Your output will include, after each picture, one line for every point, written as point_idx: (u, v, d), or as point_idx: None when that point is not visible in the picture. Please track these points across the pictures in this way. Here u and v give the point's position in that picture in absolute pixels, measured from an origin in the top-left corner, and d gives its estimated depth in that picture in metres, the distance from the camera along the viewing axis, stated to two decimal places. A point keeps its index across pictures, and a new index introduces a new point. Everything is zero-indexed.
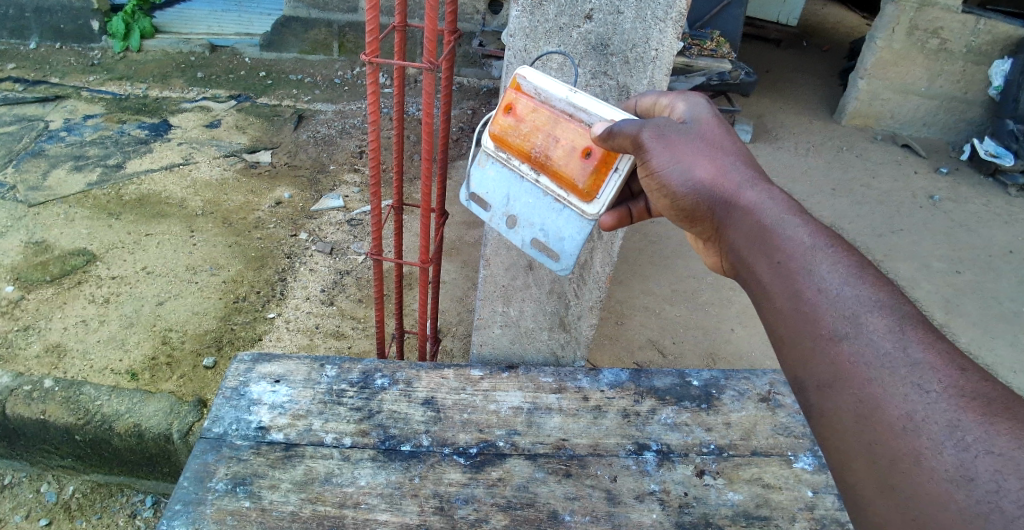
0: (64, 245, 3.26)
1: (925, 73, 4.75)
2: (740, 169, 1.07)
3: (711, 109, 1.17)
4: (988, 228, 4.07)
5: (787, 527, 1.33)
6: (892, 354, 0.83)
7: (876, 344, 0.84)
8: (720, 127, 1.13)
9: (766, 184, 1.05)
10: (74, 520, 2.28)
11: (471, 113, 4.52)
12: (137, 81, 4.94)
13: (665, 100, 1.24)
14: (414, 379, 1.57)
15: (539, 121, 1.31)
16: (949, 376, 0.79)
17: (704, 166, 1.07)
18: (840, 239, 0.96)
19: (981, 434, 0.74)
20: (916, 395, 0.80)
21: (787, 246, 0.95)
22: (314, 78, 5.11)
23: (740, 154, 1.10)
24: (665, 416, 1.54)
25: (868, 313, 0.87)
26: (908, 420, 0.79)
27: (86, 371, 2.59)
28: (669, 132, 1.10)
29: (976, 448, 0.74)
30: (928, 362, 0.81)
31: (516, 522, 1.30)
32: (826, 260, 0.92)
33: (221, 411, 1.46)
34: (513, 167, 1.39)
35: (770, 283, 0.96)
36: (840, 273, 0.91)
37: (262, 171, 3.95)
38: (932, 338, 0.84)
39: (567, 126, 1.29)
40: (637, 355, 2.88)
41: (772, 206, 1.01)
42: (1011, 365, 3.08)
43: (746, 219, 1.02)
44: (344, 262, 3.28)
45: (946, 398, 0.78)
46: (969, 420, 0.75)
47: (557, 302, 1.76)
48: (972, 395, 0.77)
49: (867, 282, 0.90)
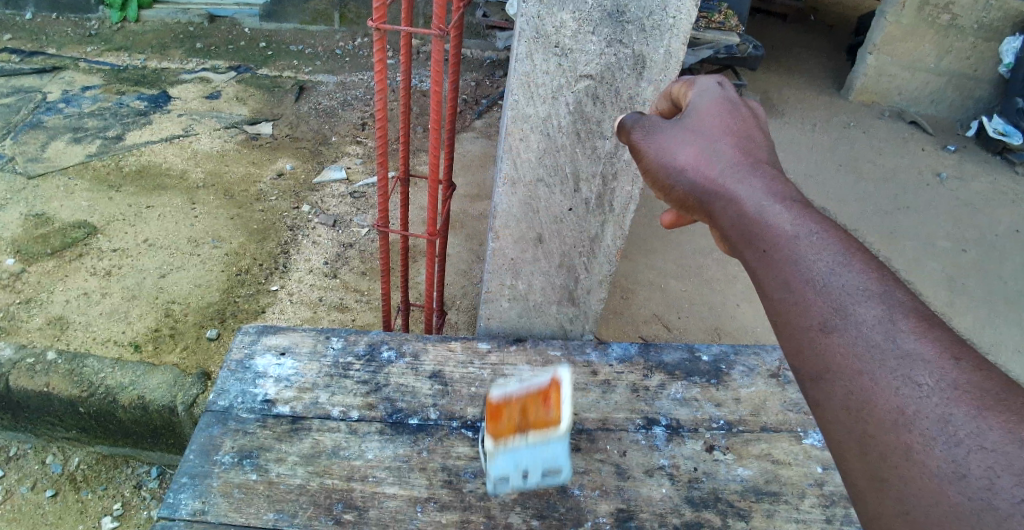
0: (64, 217, 3.22)
1: (933, 49, 4.65)
2: (729, 151, 0.95)
3: (722, 94, 1.05)
4: (995, 207, 4.02)
5: (797, 503, 1.31)
6: (881, 346, 0.72)
7: (866, 335, 0.73)
8: (720, 110, 1.02)
9: (756, 168, 0.92)
10: (79, 491, 2.29)
11: (474, 85, 4.46)
12: (136, 52, 4.85)
13: (679, 83, 1.14)
14: (421, 353, 1.55)
15: (512, 410, 1.20)
16: (943, 368, 0.68)
17: (689, 150, 0.97)
18: (832, 225, 0.83)
19: (973, 428, 0.63)
20: (906, 389, 0.69)
21: (771, 234, 0.83)
22: (315, 49, 5.02)
23: (736, 137, 0.97)
24: (674, 392, 1.52)
25: (857, 303, 0.75)
26: (899, 415, 0.68)
27: (89, 343, 2.58)
28: (655, 125, 1.03)
29: (968, 444, 0.63)
30: (919, 353, 0.70)
31: (525, 496, 1.29)
32: (812, 250, 0.80)
33: (227, 384, 1.45)
34: (507, 447, 1.23)
35: (759, 276, 0.84)
36: (828, 260, 0.79)
37: (263, 143, 3.90)
38: (925, 326, 0.72)
39: (529, 391, 1.19)
40: (642, 330, 2.87)
41: (759, 191, 0.88)
42: (1014, 344, 3.06)
43: (728, 206, 0.90)
44: (347, 234, 3.25)
45: (939, 391, 0.66)
46: (961, 414, 0.64)
47: (566, 275, 1.74)
48: (965, 389, 0.65)
49: (857, 269, 0.78)
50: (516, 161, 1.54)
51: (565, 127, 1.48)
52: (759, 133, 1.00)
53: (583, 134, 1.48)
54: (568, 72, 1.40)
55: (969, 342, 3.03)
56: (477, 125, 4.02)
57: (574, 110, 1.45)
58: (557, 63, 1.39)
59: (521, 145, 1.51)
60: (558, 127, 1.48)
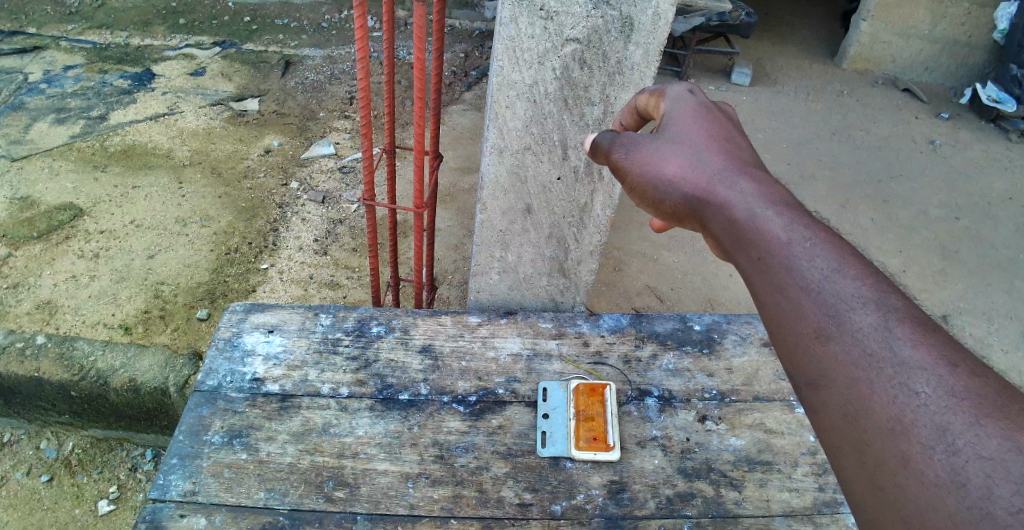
0: (50, 200, 3.17)
1: (928, 15, 4.57)
2: (714, 158, 0.94)
3: (693, 102, 1.05)
4: (989, 174, 4.00)
5: (789, 471, 1.31)
6: (878, 354, 0.70)
7: (862, 342, 0.71)
8: (697, 117, 1.01)
9: (742, 174, 0.91)
10: (76, 475, 2.29)
11: (463, 56, 4.38)
12: (118, 29, 4.72)
13: (647, 95, 1.12)
14: (410, 327, 1.53)
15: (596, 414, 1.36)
16: (941, 375, 0.66)
17: (674, 161, 0.95)
18: (823, 229, 0.82)
19: (972, 437, 0.61)
20: (903, 396, 0.66)
21: (764, 242, 0.82)
22: (300, 23, 4.91)
23: (716, 142, 0.97)
24: (666, 362, 1.50)
25: (853, 311, 0.73)
26: (896, 423, 0.66)
27: (79, 326, 2.56)
28: (638, 135, 1.01)
29: (966, 453, 0.60)
30: (916, 361, 0.67)
31: (517, 469, 1.28)
32: (804, 255, 0.79)
33: (215, 364, 1.43)
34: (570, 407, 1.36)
35: (755, 285, 0.82)
36: (822, 265, 0.77)
37: (249, 120, 3.83)
38: (922, 332, 0.70)
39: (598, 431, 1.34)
40: (635, 301, 2.86)
41: (748, 196, 0.87)
42: (1006, 311, 3.07)
43: (721, 215, 0.88)
44: (337, 211, 3.22)
45: (937, 399, 0.64)
46: (960, 422, 0.62)
47: (556, 247, 1.72)
48: (964, 395, 0.63)
49: (851, 274, 0.76)
50: (503, 130, 1.50)
51: (551, 93, 1.44)
52: (737, 137, 1.01)
53: (571, 100, 1.45)
54: (553, 36, 1.35)
55: (960, 310, 3.04)
56: (466, 97, 3.96)
57: (560, 75, 1.41)
58: (542, 27, 1.34)
59: (507, 113, 1.47)
60: (545, 94, 1.44)
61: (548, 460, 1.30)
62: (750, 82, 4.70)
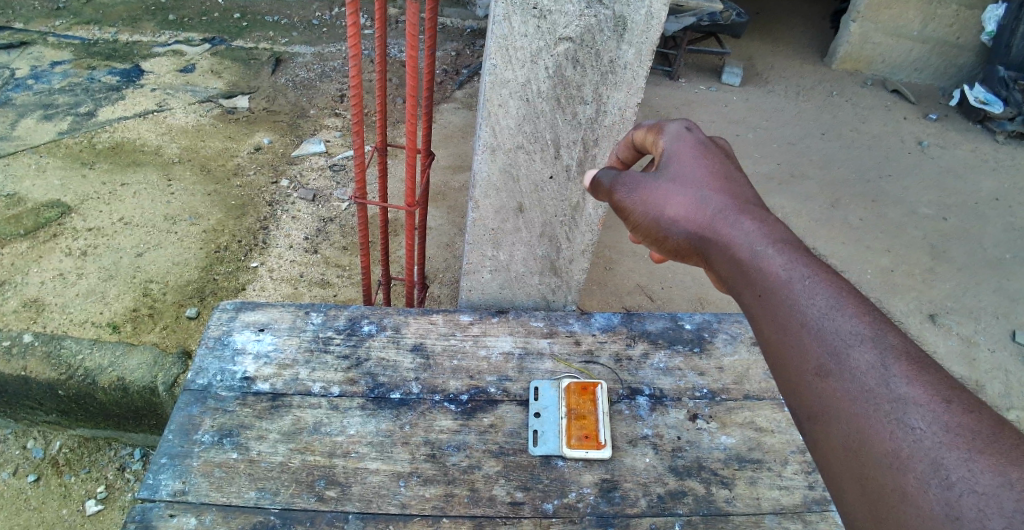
0: (37, 196, 3.14)
1: (917, 16, 4.61)
2: (715, 198, 0.99)
3: (692, 140, 1.07)
4: (977, 175, 4.04)
5: (779, 469, 1.32)
6: (876, 391, 0.75)
7: (860, 380, 0.77)
8: (696, 157, 1.05)
9: (744, 213, 0.96)
10: (63, 475, 2.27)
11: (455, 54, 4.38)
12: (106, 25, 4.67)
13: (642, 129, 1.14)
14: (402, 326, 1.53)
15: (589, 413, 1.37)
16: (934, 411, 0.71)
17: (677, 201, 1.00)
18: (821, 268, 0.87)
19: (965, 472, 0.66)
20: (900, 432, 0.72)
21: (766, 280, 0.88)
22: (291, 20, 4.89)
23: (717, 181, 1.01)
24: (657, 361, 1.51)
25: (852, 349, 0.79)
26: (894, 457, 0.72)
27: (66, 324, 2.53)
28: (642, 174, 1.06)
29: (959, 487, 0.66)
30: (911, 398, 0.73)
31: (508, 468, 1.28)
32: (805, 295, 0.84)
33: (205, 363, 1.42)
34: (560, 406, 1.37)
35: (759, 321, 0.88)
36: (822, 304, 0.83)
37: (239, 117, 3.81)
38: (917, 369, 0.76)
39: (591, 429, 1.34)
40: (625, 300, 2.87)
41: (750, 235, 0.92)
42: (993, 310, 3.10)
43: (724, 253, 0.94)
44: (327, 209, 3.21)
45: (932, 435, 0.70)
46: (953, 458, 0.68)
47: (548, 246, 1.73)
48: (956, 432, 0.69)
49: (850, 313, 0.81)
50: (495, 129, 1.50)
51: (545, 91, 1.44)
52: (736, 172, 1.05)
53: (563, 99, 1.45)
54: (546, 34, 1.35)
55: (948, 310, 3.07)
56: (458, 96, 3.95)
57: (553, 74, 1.41)
58: (536, 25, 1.34)
59: (500, 112, 1.47)
60: (538, 93, 1.44)
61: (538, 459, 1.30)
62: (740, 82, 4.73)
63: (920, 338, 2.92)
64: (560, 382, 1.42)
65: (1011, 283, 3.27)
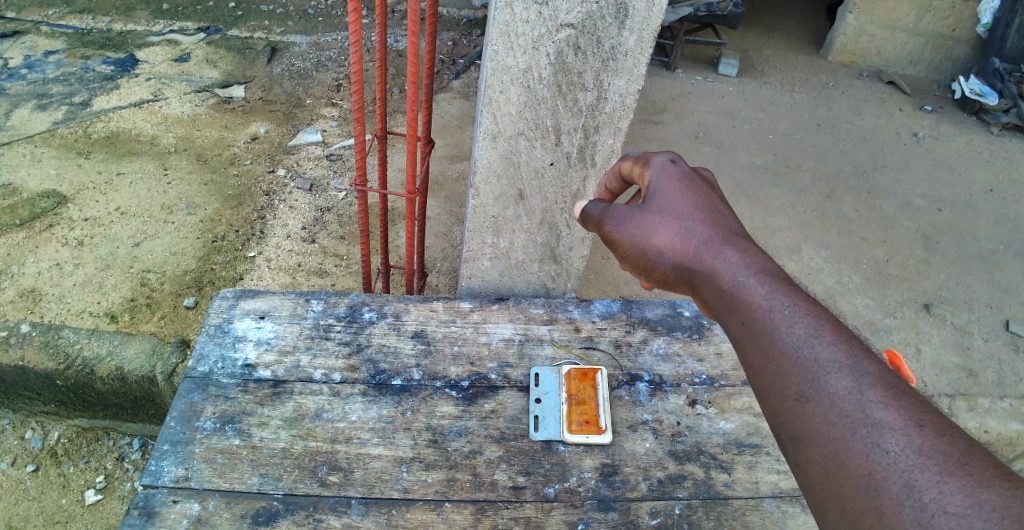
0: (32, 187, 3.12)
1: (912, 9, 4.63)
2: (700, 229, 1.00)
3: (676, 172, 1.09)
4: (971, 166, 4.05)
5: (777, 454, 1.33)
6: (853, 416, 0.74)
7: (837, 404, 0.75)
8: (681, 188, 1.06)
9: (728, 244, 0.97)
10: (62, 465, 2.27)
11: (451, 44, 4.37)
12: (99, 14, 4.62)
13: (629, 161, 1.16)
14: (402, 313, 1.54)
15: (590, 398, 1.38)
16: (909, 435, 0.69)
17: (662, 233, 1.01)
18: (802, 298, 0.86)
19: (937, 493, 0.64)
20: (875, 454, 0.70)
21: (749, 309, 0.88)
22: (286, 9, 4.84)
23: (702, 213, 1.02)
24: (656, 347, 1.52)
25: (829, 374, 0.78)
26: (870, 478, 0.69)
27: (65, 314, 2.53)
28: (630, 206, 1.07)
29: (932, 508, 0.63)
30: (887, 422, 0.71)
31: (510, 453, 1.29)
32: (784, 324, 0.84)
33: (206, 349, 1.42)
34: (560, 390, 1.38)
35: (742, 350, 0.88)
36: (801, 332, 0.82)
37: (235, 107, 3.79)
38: (893, 395, 0.74)
39: (591, 414, 1.35)
40: (622, 288, 2.88)
41: (733, 265, 0.93)
42: (986, 301, 3.11)
43: (710, 283, 0.95)
44: (324, 198, 3.20)
45: (906, 457, 0.68)
46: (926, 479, 0.65)
47: (548, 233, 1.73)
48: (930, 454, 0.67)
49: (827, 340, 0.81)
50: (497, 116, 1.50)
51: (546, 78, 1.43)
52: (720, 204, 1.06)
53: (564, 86, 1.45)
54: (548, 21, 1.35)
55: (941, 300, 3.09)
56: (454, 86, 3.93)
57: (555, 61, 1.41)
58: (537, 12, 1.33)
59: (501, 99, 1.47)
60: (539, 79, 1.43)
61: (539, 444, 1.31)
62: (737, 73, 4.73)
63: (914, 328, 2.94)
64: (562, 368, 1.43)
65: (1003, 274, 3.28)
